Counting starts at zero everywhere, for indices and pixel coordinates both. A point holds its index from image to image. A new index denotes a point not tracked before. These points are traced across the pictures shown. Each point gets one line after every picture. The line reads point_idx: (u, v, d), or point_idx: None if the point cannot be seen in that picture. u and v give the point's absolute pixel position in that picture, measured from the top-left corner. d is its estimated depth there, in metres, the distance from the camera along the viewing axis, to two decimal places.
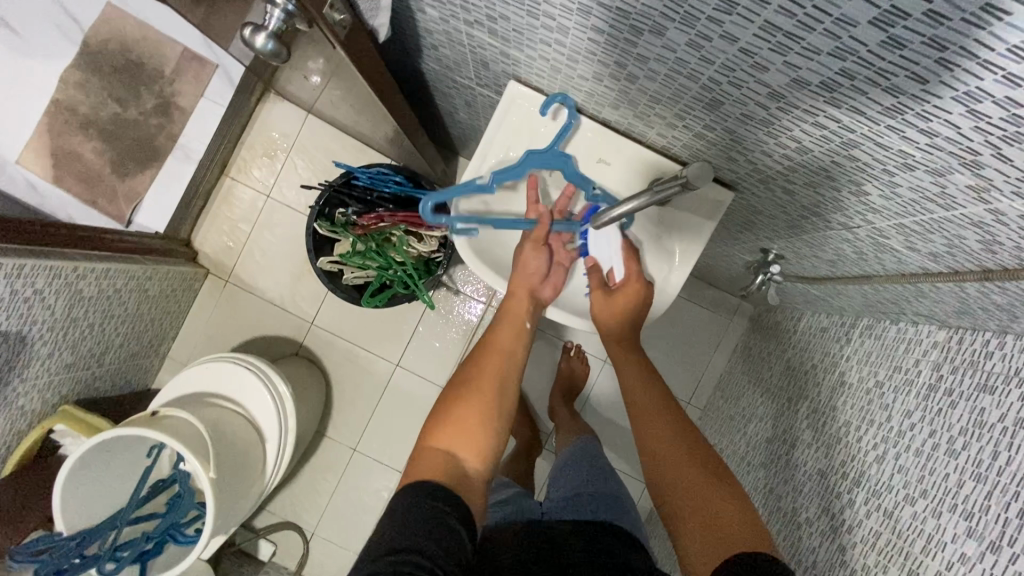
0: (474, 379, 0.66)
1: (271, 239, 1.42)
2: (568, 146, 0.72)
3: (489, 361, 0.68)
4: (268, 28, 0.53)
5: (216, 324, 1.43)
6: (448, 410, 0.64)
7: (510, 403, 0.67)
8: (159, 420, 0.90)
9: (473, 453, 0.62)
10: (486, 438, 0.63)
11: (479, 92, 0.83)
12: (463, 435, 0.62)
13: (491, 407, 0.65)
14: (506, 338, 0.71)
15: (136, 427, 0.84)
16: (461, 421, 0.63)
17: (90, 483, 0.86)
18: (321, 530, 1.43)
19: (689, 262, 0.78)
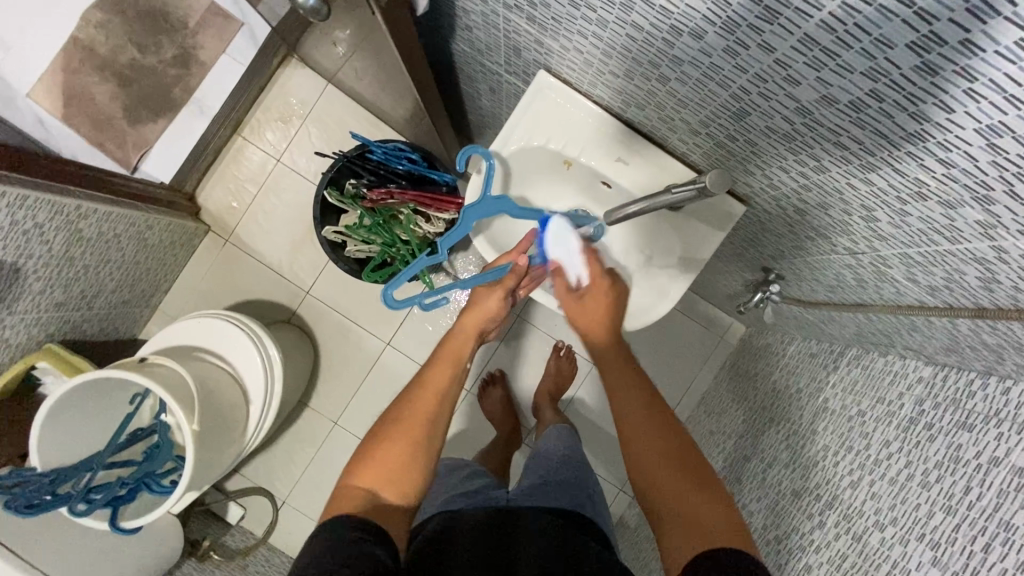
0: (398, 422, 0.71)
1: (276, 204, 1.41)
2: (588, 142, 0.72)
3: (419, 403, 0.72)
4: None
5: (211, 282, 1.42)
6: (372, 451, 0.70)
7: (434, 443, 0.72)
8: (147, 367, 0.90)
9: (394, 490, 0.67)
10: (407, 479, 0.68)
11: (506, 80, 0.84)
12: (382, 476, 0.68)
13: (411, 450, 0.70)
14: (439, 379, 0.75)
15: (126, 371, 0.85)
16: (384, 461, 0.69)
17: (69, 420, 0.85)
18: (292, 499, 1.42)
19: (693, 272, 0.77)
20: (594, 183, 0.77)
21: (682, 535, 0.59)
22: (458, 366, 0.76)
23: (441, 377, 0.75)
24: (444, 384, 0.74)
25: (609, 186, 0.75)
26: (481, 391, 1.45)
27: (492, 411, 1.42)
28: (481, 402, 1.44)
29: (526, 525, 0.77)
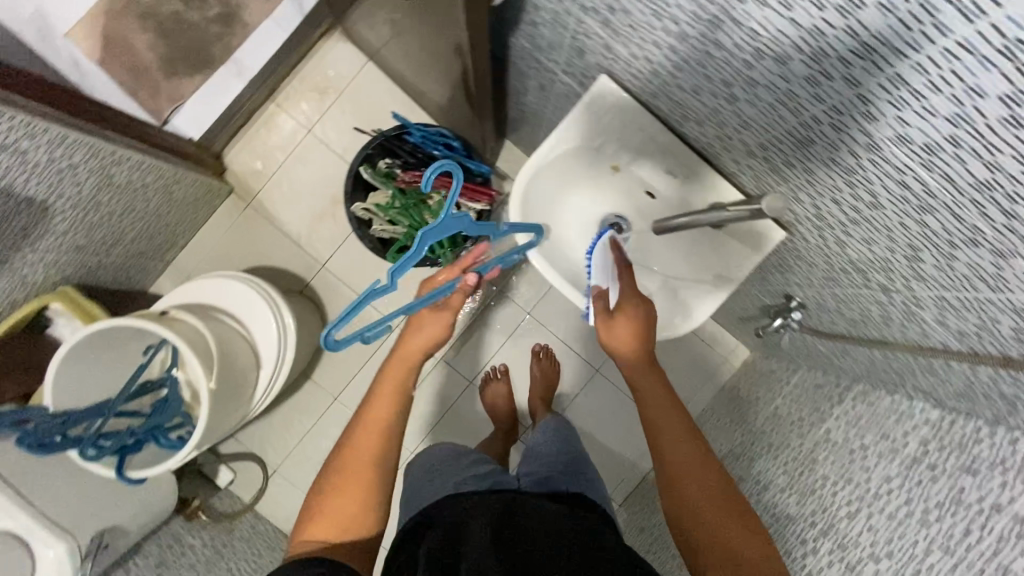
0: (341, 471, 0.83)
1: (302, 174, 1.41)
2: (640, 150, 0.74)
3: (361, 442, 0.84)
4: None
5: (227, 244, 1.41)
6: (321, 502, 0.82)
7: (381, 477, 0.84)
8: (167, 321, 0.90)
9: (346, 533, 0.79)
10: (357, 520, 0.80)
11: (560, 79, 0.84)
12: (334, 525, 0.80)
13: (354, 493, 0.81)
14: (376, 415, 0.86)
15: (148, 323, 0.85)
16: (334, 505, 0.81)
17: (88, 361, 0.85)
18: (283, 469, 1.42)
19: (723, 291, 0.78)
20: (637, 192, 0.78)
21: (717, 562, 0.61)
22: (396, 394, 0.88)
23: (379, 414, 0.86)
24: (382, 420, 0.86)
25: (652, 196, 0.77)
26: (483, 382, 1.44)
27: (494, 401, 1.42)
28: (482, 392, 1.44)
29: (539, 519, 0.71)
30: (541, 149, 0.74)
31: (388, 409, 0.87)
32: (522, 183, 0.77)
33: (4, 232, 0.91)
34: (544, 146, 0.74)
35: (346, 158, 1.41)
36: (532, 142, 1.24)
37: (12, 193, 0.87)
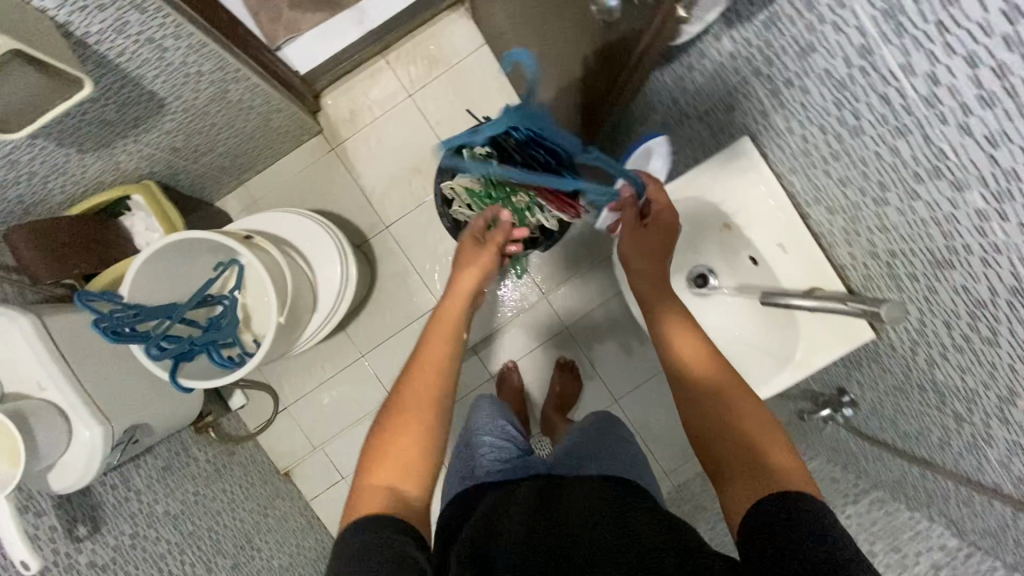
0: (407, 408, 0.77)
1: (391, 134, 1.43)
2: (758, 218, 0.74)
3: (422, 380, 0.80)
4: None
5: (301, 180, 1.43)
6: (385, 444, 0.75)
7: (445, 423, 0.78)
8: (252, 247, 0.92)
9: (413, 485, 0.72)
10: (425, 466, 0.74)
11: (691, 124, 0.85)
12: (397, 472, 0.73)
13: (424, 433, 0.76)
14: (437, 353, 0.83)
15: (238, 244, 0.88)
16: (394, 455, 0.74)
17: (167, 264, 0.88)
18: (294, 408, 1.46)
19: (799, 373, 0.74)
20: (742, 254, 0.79)
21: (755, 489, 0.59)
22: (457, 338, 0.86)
23: (437, 346, 0.84)
24: (441, 356, 0.83)
25: (756, 262, 0.77)
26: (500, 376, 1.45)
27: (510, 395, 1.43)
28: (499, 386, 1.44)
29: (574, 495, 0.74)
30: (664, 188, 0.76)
31: (444, 350, 0.84)
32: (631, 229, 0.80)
33: (120, 118, 0.93)
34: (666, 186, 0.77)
35: (437, 131, 1.42)
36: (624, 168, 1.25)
37: (141, 84, 0.89)
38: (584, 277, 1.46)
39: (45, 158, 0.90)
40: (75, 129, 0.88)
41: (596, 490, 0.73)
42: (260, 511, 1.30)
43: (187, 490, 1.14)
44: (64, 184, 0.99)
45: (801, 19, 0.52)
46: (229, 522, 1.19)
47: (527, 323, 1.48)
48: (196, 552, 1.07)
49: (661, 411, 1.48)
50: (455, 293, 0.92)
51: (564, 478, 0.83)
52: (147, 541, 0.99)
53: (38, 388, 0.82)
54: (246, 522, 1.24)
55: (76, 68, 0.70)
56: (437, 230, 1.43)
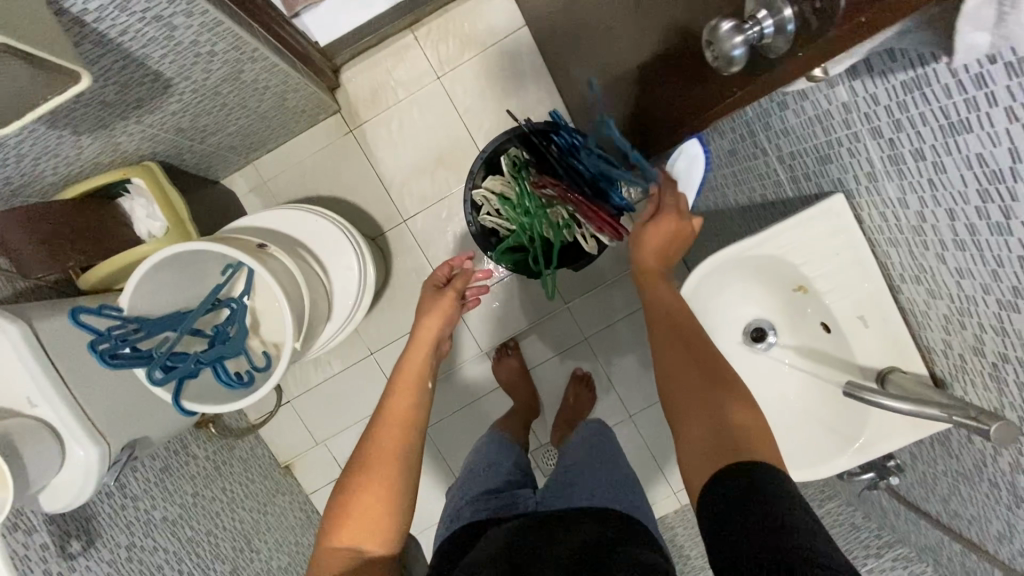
0: (367, 466, 0.78)
1: (415, 119, 1.31)
2: (843, 285, 0.66)
3: (385, 438, 0.80)
4: (749, 34, 0.45)
5: (315, 162, 1.32)
6: (346, 504, 0.75)
7: (409, 475, 0.78)
8: (263, 258, 0.83)
9: (372, 542, 0.73)
10: (387, 523, 0.74)
11: (766, 161, 0.76)
12: (357, 531, 0.73)
13: (385, 490, 0.75)
14: (401, 409, 0.84)
15: (247, 257, 0.79)
16: (354, 516, 0.74)
17: (167, 274, 0.80)
18: (297, 401, 1.40)
19: (864, 455, 0.68)
20: (813, 318, 0.71)
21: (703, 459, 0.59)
22: (420, 390, 0.86)
23: (401, 401, 0.84)
24: (404, 408, 0.83)
25: (828, 330, 0.69)
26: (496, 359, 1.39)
27: (510, 382, 1.37)
28: (495, 370, 1.39)
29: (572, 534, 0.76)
30: (739, 244, 0.68)
31: (408, 401, 0.84)
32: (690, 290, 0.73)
33: (120, 100, 0.82)
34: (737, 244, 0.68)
35: (465, 120, 1.31)
36: None
37: (146, 64, 0.78)
38: (609, 288, 1.39)
39: (35, 142, 0.79)
40: (70, 111, 0.77)
41: (572, 538, 0.75)
42: (260, 509, 1.27)
43: (186, 492, 1.09)
44: (56, 166, 0.88)
45: (960, 92, 0.42)
46: (228, 524, 1.16)
47: (546, 331, 1.41)
48: (194, 559, 1.03)
49: None
50: (415, 344, 0.92)
51: (542, 520, 0.82)
52: (144, 553, 0.94)
53: (28, 405, 0.74)
54: (245, 522, 1.20)
55: (74, 58, 0.59)
56: (458, 228, 1.34)
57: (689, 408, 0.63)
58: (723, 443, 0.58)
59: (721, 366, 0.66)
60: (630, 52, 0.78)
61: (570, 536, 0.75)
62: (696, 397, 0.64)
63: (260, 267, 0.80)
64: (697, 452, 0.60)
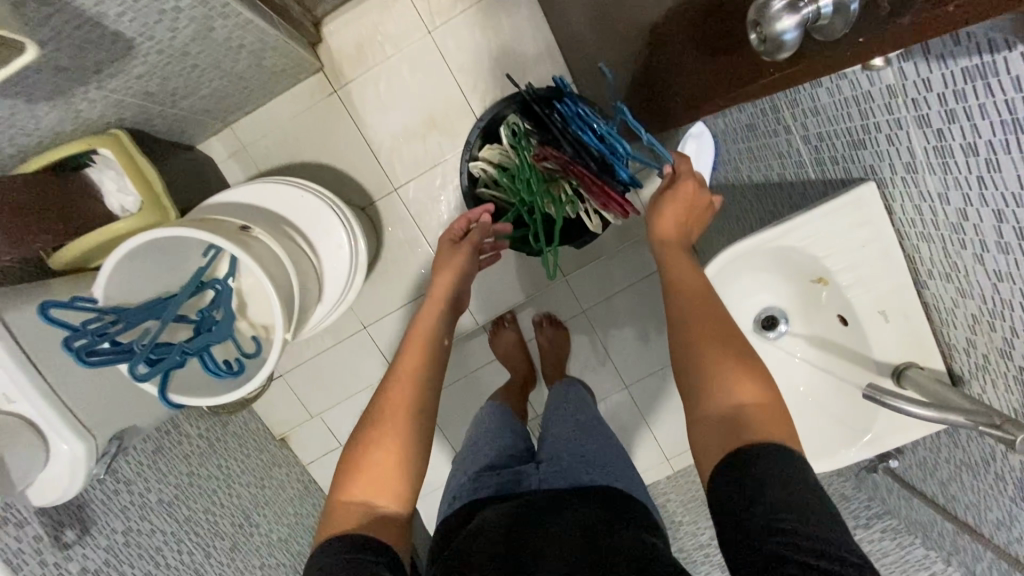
0: (379, 420, 0.71)
1: (405, 79, 1.22)
2: (864, 277, 0.62)
3: (400, 392, 0.74)
4: (804, 12, 0.41)
5: (298, 126, 1.23)
6: (358, 456, 0.69)
7: (426, 427, 0.73)
8: (244, 241, 0.78)
9: (387, 497, 0.67)
10: (402, 477, 0.68)
11: (788, 140, 0.71)
12: (372, 484, 0.67)
13: (399, 444, 0.69)
14: (412, 363, 0.77)
15: (226, 242, 0.73)
16: (369, 469, 0.68)
17: (139, 260, 0.75)
18: (290, 375, 1.38)
19: (871, 450, 0.67)
20: (829, 308, 0.68)
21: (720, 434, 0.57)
22: (435, 343, 0.81)
23: (415, 353, 0.78)
24: (418, 358, 0.78)
25: (845, 322, 0.67)
26: (492, 332, 1.37)
27: (506, 354, 1.36)
28: (492, 343, 1.37)
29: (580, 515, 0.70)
30: (759, 233, 0.64)
31: (422, 354, 0.79)
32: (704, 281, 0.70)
33: (77, 64, 0.74)
34: (757, 233, 0.65)
35: (459, 80, 1.22)
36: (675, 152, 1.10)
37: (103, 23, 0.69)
38: (609, 260, 1.35)
39: None
40: (22, 77, 0.69)
41: (576, 523, 0.68)
42: (256, 483, 1.26)
43: (181, 471, 1.08)
44: (12, 137, 0.80)
45: None
46: (226, 501, 1.15)
47: (544, 303, 1.38)
48: (194, 538, 1.03)
49: (672, 402, 1.44)
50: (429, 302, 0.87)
51: (541, 500, 0.75)
52: (142, 536, 0.94)
53: (5, 401, 0.70)
54: (243, 498, 1.20)
55: None
56: (453, 198, 1.27)
57: (695, 379, 0.61)
58: (733, 430, 0.56)
59: (735, 340, 0.62)
60: (645, 14, 0.71)
61: (573, 520, 0.69)
62: (706, 371, 0.60)
63: (241, 251, 0.74)
64: (707, 437, 0.58)
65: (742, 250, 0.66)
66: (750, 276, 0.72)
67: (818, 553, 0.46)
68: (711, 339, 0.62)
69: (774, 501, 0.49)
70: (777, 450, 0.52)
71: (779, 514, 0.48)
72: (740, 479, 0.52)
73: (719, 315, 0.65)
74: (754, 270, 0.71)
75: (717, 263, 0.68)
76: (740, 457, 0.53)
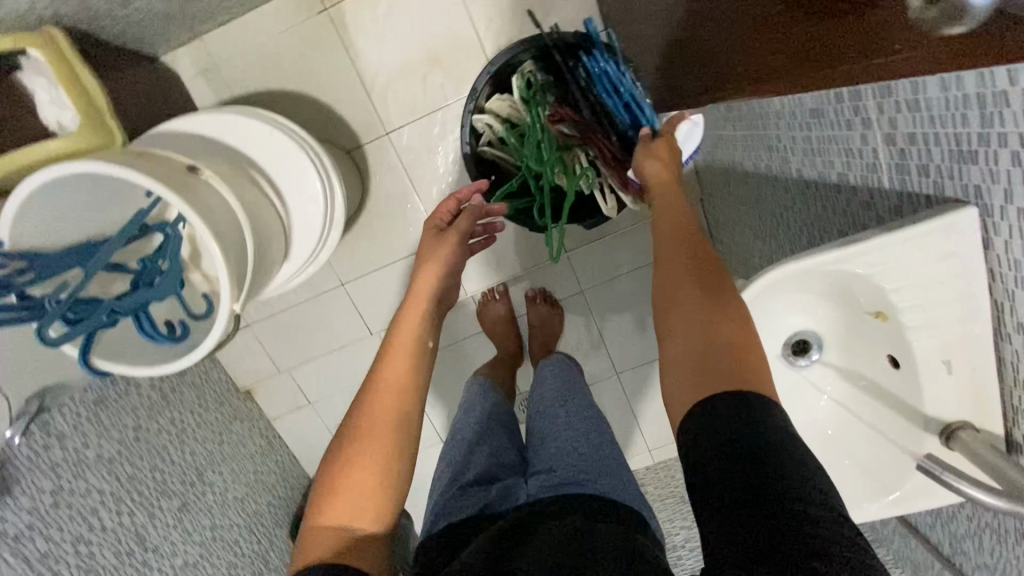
0: (359, 434, 0.64)
1: (408, 4, 1.04)
2: (938, 317, 0.51)
3: (381, 400, 0.66)
4: None
5: (280, 47, 1.06)
6: (334, 476, 0.62)
7: (409, 439, 0.65)
8: (188, 186, 0.64)
9: (365, 519, 0.60)
10: (382, 496, 0.61)
11: (863, 136, 0.58)
12: (348, 506, 0.60)
13: (382, 461, 0.62)
14: (397, 369, 0.69)
15: (160, 188, 0.60)
16: (345, 491, 0.61)
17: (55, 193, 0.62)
18: (258, 327, 1.27)
19: (896, 510, 0.59)
20: (878, 343, 0.57)
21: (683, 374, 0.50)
22: (421, 344, 0.73)
23: (399, 358, 0.70)
24: (402, 363, 0.70)
25: (895, 363, 0.56)
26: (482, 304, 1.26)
27: (496, 328, 1.25)
28: (482, 314, 1.26)
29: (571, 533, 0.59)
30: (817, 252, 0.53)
31: (408, 357, 0.71)
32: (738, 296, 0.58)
33: None
34: (812, 248, 0.54)
35: (472, 13, 1.04)
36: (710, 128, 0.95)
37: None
38: (617, 239, 1.23)
39: None
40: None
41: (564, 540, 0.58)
42: (213, 438, 1.18)
43: (126, 424, 0.99)
44: None
45: None
46: (177, 457, 1.07)
47: (540, 279, 1.27)
48: (137, 499, 0.95)
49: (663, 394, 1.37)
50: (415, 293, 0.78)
51: (529, 518, 0.63)
52: (75, 497, 0.85)
53: None
54: (197, 453, 1.12)
55: None
56: (452, 151, 1.13)
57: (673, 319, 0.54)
58: (702, 368, 0.49)
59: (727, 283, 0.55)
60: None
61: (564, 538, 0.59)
62: (687, 310, 0.53)
63: (179, 198, 0.62)
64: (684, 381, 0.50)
65: (794, 271, 0.54)
66: (793, 294, 0.60)
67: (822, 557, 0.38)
68: (700, 279, 0.55)
69: (771, 496, 0.41)
70: (753, 398, 0.45)
71: (780, 511, 0.40)
72: (716, 432, 0.45)
73: (707, 250, 0.58)
74: (798, 288, 0.60)
75: (759, 284, 0.57)
76: (716, 399, 0.46)
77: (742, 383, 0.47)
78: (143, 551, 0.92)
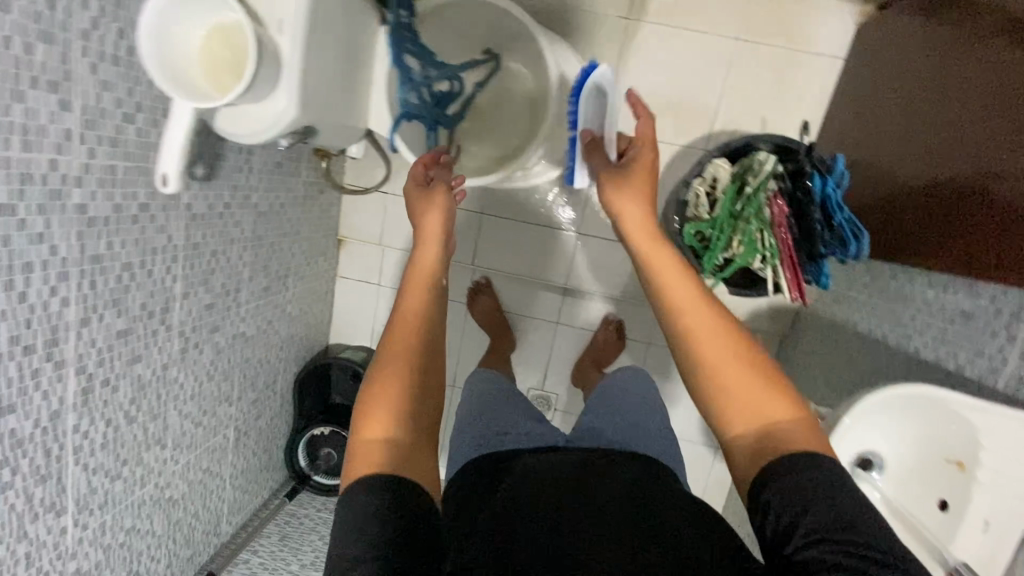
0: (379, 368, 0.62)
1: (684, 57, 1.24)
2: (1004, 486, 0.68)
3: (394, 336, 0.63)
4: None
5: (575, 19, 1.24)
6: (364, 406, 0.59)
7: (430, 359, 0.64)
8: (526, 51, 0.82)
9: (401, 435, 0.58)
10: (412, 413, 0.59)
11: (1004, 347, 0.76)
12: (380, 426, 0.58)
13: (409, 387, 0.60)
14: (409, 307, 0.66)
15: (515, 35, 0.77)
16: (374, 417, 0.58)
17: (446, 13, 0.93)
18: (391, 199, 1.38)
19: None
20: (938, 483, 0.74)
21: (758, 459, 0.58)
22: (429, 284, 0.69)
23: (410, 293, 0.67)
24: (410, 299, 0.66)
25: (946, 506, 0.73)
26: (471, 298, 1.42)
27: (486, 319, 1.42)
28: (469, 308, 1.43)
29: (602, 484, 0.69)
30: (946, 392, 0.68)
31: (414, 291, 0.68)
32: (879, 401, 0.71)
33: None
34: (952, 394, 0.68)
35: (724, 94, 1.25)
36: (847, 286, 1.14)
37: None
38: None
39: None
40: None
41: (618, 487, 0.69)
42: (306, 256, 1.26)
43: (279, 197, 1.07)
44: None
45: None
46: (285, 249, 1.14)
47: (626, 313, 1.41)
48: (252, 256, 1.02)
49: None
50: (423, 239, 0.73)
51: (561, 466, 0.74)
52: (230, 220, 0.93)
53: (275, 28, 0.70)
54: (294, 258, 1.20)
55: None
56: None
57: (728, 401, 0.60)
58: (768, 453, 0.57)
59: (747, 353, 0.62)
60: (953, 162, 0.79)
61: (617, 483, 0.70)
62: (731, 398, 0.60)
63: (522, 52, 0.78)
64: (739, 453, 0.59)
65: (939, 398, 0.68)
66: (898, 421, 0.75)
67: (873, 561, 0.48)
68: (729, 366, 0.61)
69: (817, 517, 0.51)
70: (809, 462, 0.54)
71: (824, 531, 0.51)
72: (772, 493, 0.54)
73: (724, 317, 0.63)
74: (907, 420, 0.74)
75: (864, 401, 0.72)
76: (780, 475, 0.54)
77: (799, 451, 0.56)
78: (232, 300, 0.99)
